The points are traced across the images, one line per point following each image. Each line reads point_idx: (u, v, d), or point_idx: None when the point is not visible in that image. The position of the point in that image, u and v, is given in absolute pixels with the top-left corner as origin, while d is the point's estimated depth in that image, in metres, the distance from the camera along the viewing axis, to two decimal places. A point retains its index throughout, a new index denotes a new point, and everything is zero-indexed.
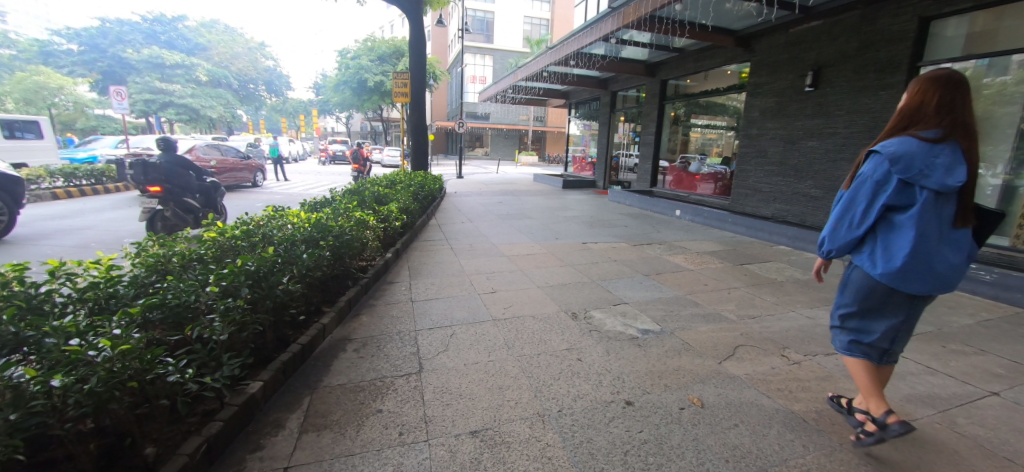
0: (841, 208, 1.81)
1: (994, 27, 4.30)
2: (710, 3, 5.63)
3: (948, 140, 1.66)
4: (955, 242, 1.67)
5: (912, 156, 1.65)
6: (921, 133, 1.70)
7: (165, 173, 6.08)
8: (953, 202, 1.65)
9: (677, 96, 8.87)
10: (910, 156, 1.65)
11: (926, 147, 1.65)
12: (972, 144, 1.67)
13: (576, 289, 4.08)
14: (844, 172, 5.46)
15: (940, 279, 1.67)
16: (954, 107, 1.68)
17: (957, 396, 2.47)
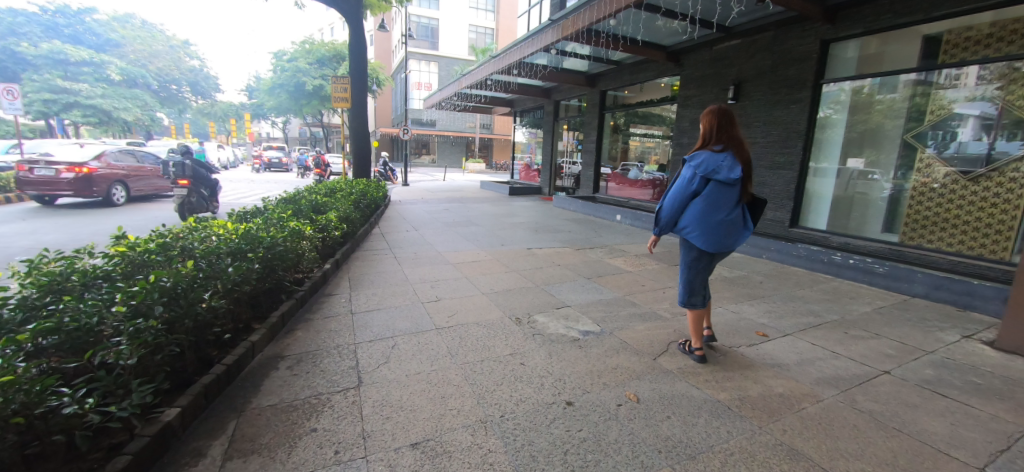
0: (681, 196, 2.74)
1: (880, 50, 4.93)
2: (642, 19, 5.98)
3: (729, 152, 2.73)
4: (736, 215, 2.71)
5: (711, 163, 2.70)
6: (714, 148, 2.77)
7: (192, 171, 8.51)
8: (733, 190, 2.72)
9: (616, 106, 9.29)
10: (705, 162, 2.71)
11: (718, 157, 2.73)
12: (741, 155, 2.77)
13: (520, 294, 4.13)
14: (763, 178, 5.98)
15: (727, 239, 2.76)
16: (730, 133, 2.79)
17: (856, 376, 2.77)
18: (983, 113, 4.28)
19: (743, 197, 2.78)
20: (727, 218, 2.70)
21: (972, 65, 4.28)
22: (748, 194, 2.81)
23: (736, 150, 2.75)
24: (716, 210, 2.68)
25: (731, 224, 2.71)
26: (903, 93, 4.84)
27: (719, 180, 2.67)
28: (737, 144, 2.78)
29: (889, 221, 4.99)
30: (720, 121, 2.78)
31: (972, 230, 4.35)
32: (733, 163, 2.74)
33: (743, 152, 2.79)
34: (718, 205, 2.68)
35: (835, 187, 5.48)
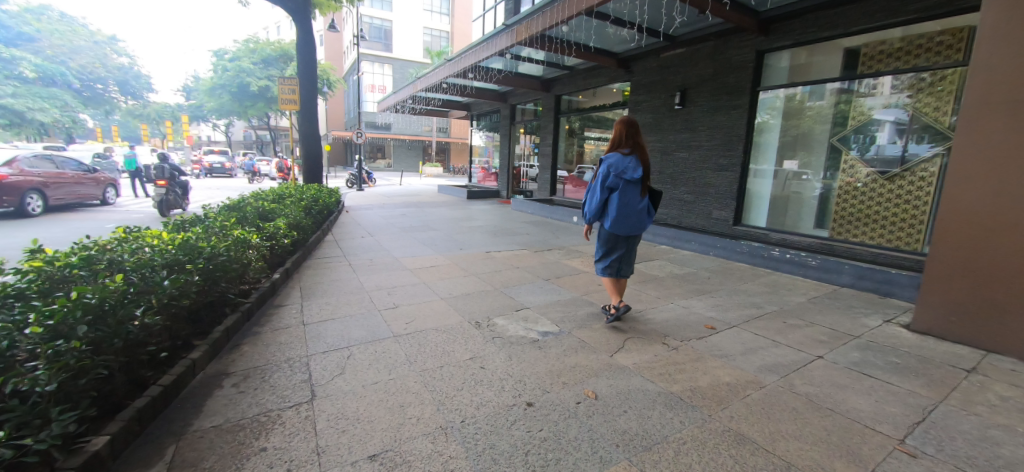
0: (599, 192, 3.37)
1: (808, 61, 5.36)
2: (593, 26, 6.17)
3: (635, 155, 3.39)
4: (643, 205, 3.36)
5: (620, 164, 3.36)
6: (623, 152, 3.42)
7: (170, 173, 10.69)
8: (639, 185, 3.38)
9: (571, 110, 9.52)
10: (616, 163, 3.37)
11: (625, 159, 3.38)
12: (644, 157, 3.43)
13: (479, 298, 4.12)
14: (708, 179, 6.33)
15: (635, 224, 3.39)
16: (635, 140, 3.47)
17: (794, 362, 2.98)
18: (896, 120, 4.71)
19: (649, 190, 3.45)
20: (637, 207, 3.35)
21: (886, 76, 4.72)
22: (650, 187, 3.47)
23: (640, 152, 3.44)
24: (628, 201, 3.33)
25: (641, 212, 3.36)
26: (829, 100, 5.26)
27: (628, 177, 3.33)
28: (642, 148, 3.47)
29: (820, 218, 5.41)
30: (627, 131, 3.47)
31: (890, 224, 4.79)
32: (639, 163, 3.42)
33: (646, 155, 3.50)
34: (629, 197, 3.33)
35: (772, 187, 5.87)
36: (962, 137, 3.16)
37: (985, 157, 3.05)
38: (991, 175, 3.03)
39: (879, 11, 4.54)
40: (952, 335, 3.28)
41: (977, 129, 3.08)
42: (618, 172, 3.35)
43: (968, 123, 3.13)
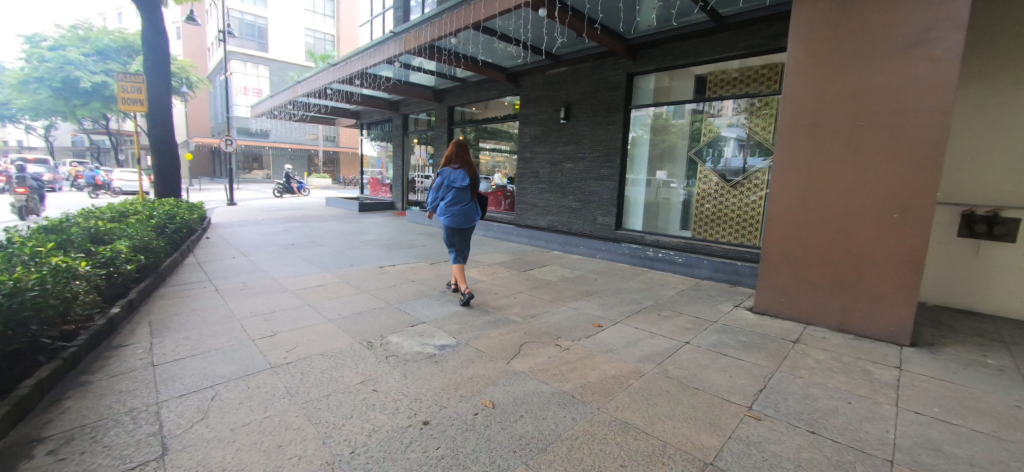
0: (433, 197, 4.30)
1: (668, 84, 6.13)
2: (481, 41, 6.33)
3: (463, 167, 4.39)
4: (470, 205, 4.28)
5: (449, 175, 4.33)
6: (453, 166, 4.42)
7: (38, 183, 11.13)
8: (467, 190, 4.33)
9: (465, 121, 9.58)
10: (448, 174, 4.33)
11: (454, 171, 4.37)
12: (471, 169, 4.41)
13: (370, 317, 3.88)
14: (592, 188, 6.87)
15: (464, 220, 4.29)
16: (464, 156, 4.49)
17: (667, 350, 3.35)
18: (739, 136, 5.55)
19: (477, 195, 4.40)
20: (465, 207, 4.27)
21: (727, 100, 5.57)
22: (478, 193, 4.42)
23: (468, 166, 4.42)
24: (460, 202, 4.26)
25: (470, 209, 4.31)
26: (687, 118, 6.01)
27: (458, 184, 4.29)
28: (469, 162, 4.49)
29: (684, 220, 6.12)
30: (456, 149, 4.47)
31: (736, 224, 5.62)
32: (467, 174, 4.41)
33: (474, 169, 4.46)
34: (459, 198, 4.27)
35: (645, 194, 6.54)
36: (780, 152, 3.87)
37: (796, 167, 3.78)
38: (800, 182, 3.77)
39: (718, 46, 5.44)
40: (781, 313, 3.98)
41: (789, 145, 3.81)
42: (449, 180, 4.31)
43: (783, 140, 3.84)
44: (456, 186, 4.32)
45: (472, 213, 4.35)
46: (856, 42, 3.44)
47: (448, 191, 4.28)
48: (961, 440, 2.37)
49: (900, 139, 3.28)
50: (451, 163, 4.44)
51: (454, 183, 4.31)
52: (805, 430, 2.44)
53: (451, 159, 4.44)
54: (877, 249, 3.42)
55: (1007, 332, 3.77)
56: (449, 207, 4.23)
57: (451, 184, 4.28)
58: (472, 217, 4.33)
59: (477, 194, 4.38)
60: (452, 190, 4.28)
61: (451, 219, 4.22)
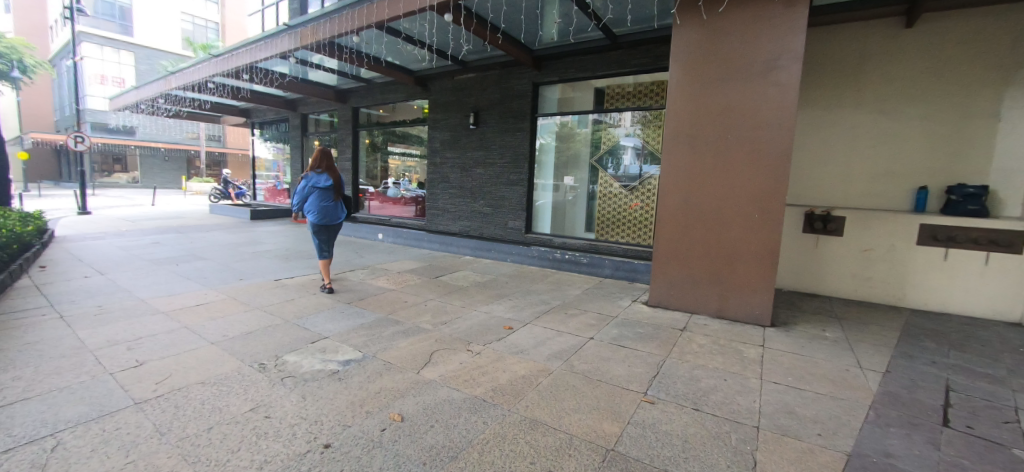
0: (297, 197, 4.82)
1: (571, 95, 6.49)
2: (385, 41, 6.13)
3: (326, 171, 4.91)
4: (332, 204, 4.87)
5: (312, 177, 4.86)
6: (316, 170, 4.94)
7: None
8: (329, 191, 4.88)
9: (372, 124, 9.18)
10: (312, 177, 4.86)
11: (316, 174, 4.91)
12: (333, 174, 4.97)
13: (262, 336, 3.51)
14: (503, 193, 7.01)
15: (327, 218, 4.87)
16: (329, 160, 5.01)
17: (573, 346, 3.53)
18: (635, 145, 6.04)
19: (339, 196, 4.97)
20: (328, 206, 4.86)
21: (623, 111, 6.06)
22: (341, 194, 5.01)
23: (331, 171, 4.97)
24: (323, 202, 4.83)
25: (334, 208, 4.88)
26: (590, 127, 6.40)
27: (320, 186, 4.82)
28: (334, 166, 5.03)
29: (588, 223, 6.49)
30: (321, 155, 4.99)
31: (633, 226, 6.11)
32: (331, 177, 4.95)
33: (337, 174, 5.02)
34: (323, 199, 4.83)
35: (552, 198, 6.85)
36: (666, 160, 4.29)
37: (678, 173, 4.24)
38: (683, 187, 4.22)
39: (613, 62, 5.91)
40: (671, 305, 4.42)
41: (673, 155, 4.25)
42: (313, 182, 4.84)
43: (668, 150, 4.27)
44: (319, 187, 4.86)
45: (336, 211, 4.93)
46: (723, 66, 3.97)
47: (312, 192, 4.83)
48: (806, 402, 2.85)
49: (758, 151, 3.86)
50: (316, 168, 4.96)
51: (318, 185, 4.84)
52: (690, 408, 2.74)
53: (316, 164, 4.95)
54: (744, 245, 3.97)
55: (837, 309, 4.63)
56: (313, 206, 4.78)
57: (314, 186, 4.82)
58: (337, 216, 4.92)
59: (340, 195, 4.95)
60: (314, 191, 4.83)
61: (316, 216, 4.79)
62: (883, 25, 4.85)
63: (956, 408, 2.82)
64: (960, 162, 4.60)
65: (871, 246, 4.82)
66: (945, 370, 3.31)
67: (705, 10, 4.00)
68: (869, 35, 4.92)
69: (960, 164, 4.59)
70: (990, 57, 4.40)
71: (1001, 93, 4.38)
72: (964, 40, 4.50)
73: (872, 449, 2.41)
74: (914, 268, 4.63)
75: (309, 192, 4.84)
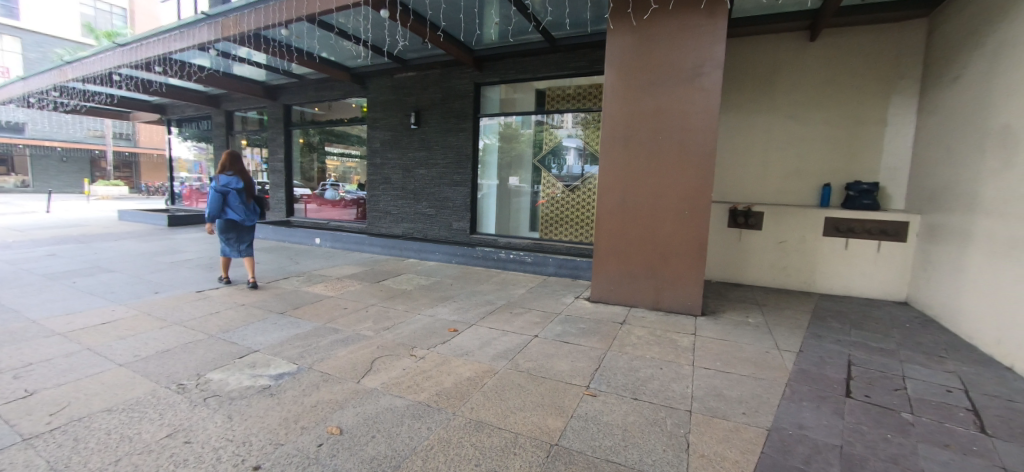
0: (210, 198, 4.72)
1: (513, 96, 6.54)
2: (317, 35, 5.84)
3: (238, 174, 4.88)
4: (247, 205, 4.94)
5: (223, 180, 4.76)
6: (227, 173, 4.87)
7: None
8: (242, 194, 4.90)
9: (306, 123, 8.71)
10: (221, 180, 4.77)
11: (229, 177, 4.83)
12: (246, 177, 4.96)
13: (180, 354, 3.20)
14: (446, 194, 6.93)
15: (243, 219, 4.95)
16: (240, 164, 4.99)
17: (518, 345, 3.56)
18: (577, 146, 6.20)
19: (252, 197, 5.01)
20: (242, 207, 4.89)
21: (564, 112, 6.20)
22: (254, 196, 5.05)
23: (243, 174, 4.95)
24: (237, 205, 4.84)
25: (248, 210, 4.95)
26: (532, 128, 6.48)
27: (233, 189, 4.80)
28: (245, 170, 5.02)
29: (532, 222, 6.58)
30: (231, 158, 4.93)
31: (575, 224, 6.28)
32: (242, 179, 4.94)
33: (249, 176, 5.02)
34: (236, 202, 4.82)
35: (497, 198, 6.88)
36: (603, 160, 4.44)
37: (616, 173, 4.40)
38: (619, 186, 4.40)
39: (552, 64, 6.05)
40: (611, 300, 4.59)
41: (610, 155, 4.41)
42: (225, 185, 4.78)
43: (605, 150, 4.43)
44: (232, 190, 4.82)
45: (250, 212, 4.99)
46: (653, 71, 4.18)
47: (225, 194, 4.78)
48: (732, 384, 3.08)
49: (687, 152, 4.11)
50: (225, 170, 4.88)
51: (229, 188, 4.80)
52: (629, 397, 2.86)
53: (225, 166, 4.87)
54: (676, 240, 4.22)
55: (758, 297, 5.06)
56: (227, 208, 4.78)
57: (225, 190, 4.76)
58: (249, 217, 4.98)
59: (253, 197, 5.00)
60: (228, 194, 4.79)
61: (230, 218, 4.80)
62: (790, 38, 5.36)
63: (855, 380, 3.18)
64: (856, 161, 5.18)
65: (785, 238, 5.30)
66: (846, 347, 3.72)
67: (635, 17, 4.19)
68: (779, 47, 5.42)
69: (856, 163, 5.18)
70: (876, 69, 5.01)
71: (886, 101, 5.00)
72: (855, 53, 5.08)
73: (788, 422, 2.65)
74: (821, 256, 5.16)
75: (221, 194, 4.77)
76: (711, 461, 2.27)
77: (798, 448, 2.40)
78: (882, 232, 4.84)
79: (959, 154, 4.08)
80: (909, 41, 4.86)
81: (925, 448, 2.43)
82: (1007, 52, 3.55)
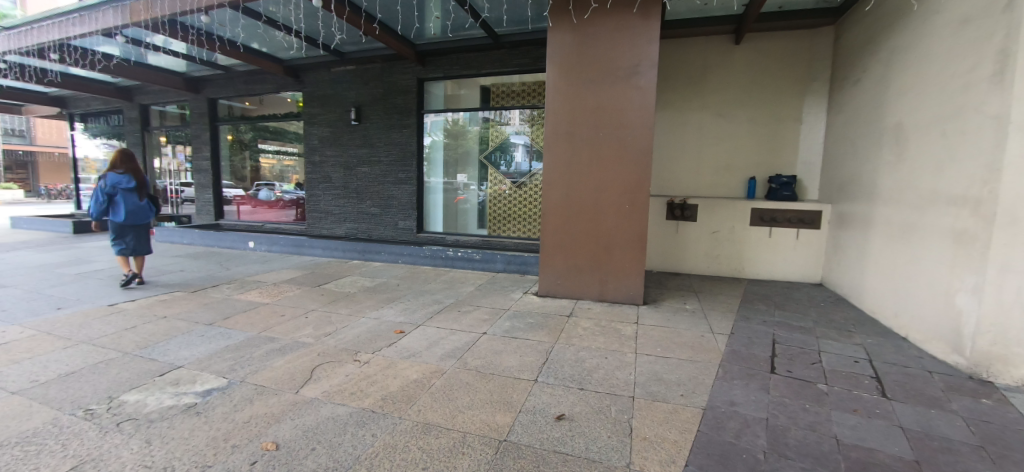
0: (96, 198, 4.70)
1: (457, 92, 6.46)
2: (243, 23, 5.44)
3: (128, 173, 4.84)
4: (139, 205, 4.92)
5: (110, 179, 4.73)
6: (116, 172, 4.82)
7: None
8: (134, 193, 4.87)
9: (235, 118, 8.10)
10: (109, 178, 4.72)
11: (116, 176, 4.79)
12: (136, 175, 4.93)
13: (89, 376, 2.87)
14: (391, 193, 6.74)
15: (136, 219, 4.92)
16: (131, 162, 4.96)
17: (466, 343, 3.54)
18: (524, 143, 6.24)
19: (145, 196, 4.99)
20: (134, 207, 4.88)
21: (509, 109, 6.21)
22: (148, 195, 5.04)
23: (134, 172, 4.92)
24: (127, 204, 4.82)
25: (140, 209, 4.93)
26: (479, 125, 6.44)
27: (123, 188, 4.77)
28: (137, 168, 4.99)
29: (480, 219, 6.56)
30: (121, 157, 4.90)
31: (523, 220, 6.33)
32: (134, 178, 4.91)
33: (142, 174, 4.99)
34: (128, 200, 4.82)
35: (443, 196, 6.78)
36: (547, 156, 4.50)
37: (559, 169, 4.48)
38: (563, 181, 4.48)
39: (496, 61, 6.04)
40: (559, 293, 4.68)
41: (553, 151, 4.48)
42: (114, 184, 4.75)
43: (549, 146, 4.48)
44: (121, 189, 4.79)
45: (144, 211, 4.99)
46: (593, 69, 4.29)
47: (113, 194, 4.75)
48: (671, 368, 3.25)
49: (626, 148, 4.26)
50: (115, 169, 4.84)
51: (117, 188, 4.77)
52: (576, 388, 2.94)
53: (115, 165, 4.84)
54: (618, 233, 4.37)
55: (695, 284, 5.37)
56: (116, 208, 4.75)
57: (114, 188, 4.74)
58: (142, 215, 4.96)
59: (146, 195, 4.98)
60: (116, 194, 4.76)
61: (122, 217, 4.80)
62: (718, 40, 5.70)
63: (779, 357, 3.46)
64: (777, 156, 5.62)
65: (717, 228, 5.65)
66: (770, 327, 4.05)
67: (574, 15, 4.27)
68: (708, 48, 5.74)
69: (777, 158, 5.62)
70: (792, 71, 5.45)
71: (801, 100, 5.46)
72: (775, 56, 5.50)
73: (721, 400, 2.83)
74: (749, 245, 5.56)
75: (110, 193, 4.75)
76: (652, 443, 2.37)
77: (730, 423, 2.58)
78: (800, 221, 5.31)
79: (861, 149, 4.54)
80: (819, 46, 5.33)
81: (837, 414, 2.69)
82: (898, 58, 4.00)
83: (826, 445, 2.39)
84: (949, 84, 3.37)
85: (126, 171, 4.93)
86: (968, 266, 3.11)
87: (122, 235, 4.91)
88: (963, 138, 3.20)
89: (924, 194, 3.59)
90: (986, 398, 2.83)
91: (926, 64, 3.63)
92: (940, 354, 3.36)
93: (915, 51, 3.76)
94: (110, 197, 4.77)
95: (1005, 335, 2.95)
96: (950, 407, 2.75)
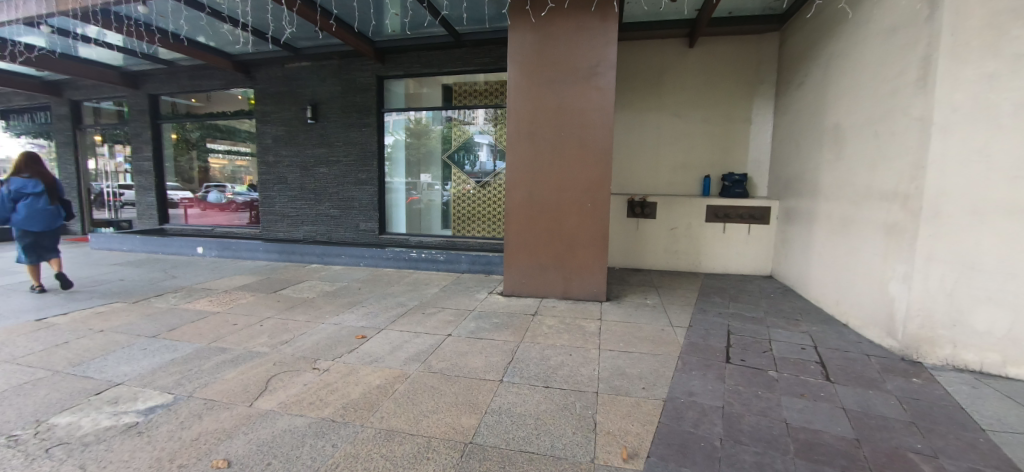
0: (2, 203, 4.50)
1: (418, 91, 6.36)
2: (186, 15, 5.12)
3: (34, 176, 4.60)
4: (47, 209, 4.68)
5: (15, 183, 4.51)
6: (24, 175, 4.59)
7: None
8: (42, 197, 4.63)
9: (180, 116, 7.61)
10: (15, 182, 4.52)
11: (22, 179, 4.56)
12: (46, 179, 4.68)
13: (12, 399, 2.62)
14: (351, 193, 6.55)
15: (44, 224, 4.68)
16: (38, 165, 4.69)
17: (430, 346, 3.50)
18: (488, 142, 6.22)
19: (54, 201, 4.74)
20: (44, 211, 4.65)
21: (472, 108, 6.17)
22: (58, 199, 4.78)
23: (42, 176, 4.66)
24: (35, 208, 4.59)
25: (49, 214, 4.69)
26: (442, 124, 6.37)
27: (28, 192, 4.54)
28: (45, 171, 4.72)
29: (444, 220, 6.49)
30: (28, 160, 4.65)
31: (487, 220, 6.31)
32: (43, 181, 4.67)
33: (51, 177, 4.74)
34: (35, 203, 4.59)
35: (406, 196, 6.66)
36: (510, 155, 4.50)
37: (522, 168, 4.49)
38: (526, 181, 4.49)
39: (457, 59, 5.98)
40: (524, 292, 4.70)
41: (515, 151, 4.48)
42: (18, 188, 4.52)
43: (511, 145, 4.49)
44: (28, 193, 4.57)
45: (53, 215, 4.75)
46: (552, 68, 4.32)
47: (18, 198, 4.54)
48: (632, 362, 3.33)
49: (587, 147, 4.33)
50: (21, 172, 4.61)
51: (23, 191, 4.54)
52: (541, 386, 2.96)
53: (21, 169, 4.60)
54: (580, 231, 4.44)
55: (655, 279, 5.54)
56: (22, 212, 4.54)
57: (20, 192, 4.52)
58: (50, 220, 4.71)
59: (55, 199, 4.73)
60: (23, 198, 4.54)
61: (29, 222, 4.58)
62: (673, 43, 5.89)
63: (733, 347, 3.63)
64: (729, 155, 5.88)
65: (675, 225, 5.85)
66: (725, 318, 4.23)
67: (533, 15, 4.28)
68: (664, 50, 5.92)
69: (729, 157, 5.88)
70: (742, 74, 5.72)
71: (750, 102, 5.74)
72: (725, 59, 5.74)
73: (680, 391, 2.94)
74: (705, 240, 5.80)
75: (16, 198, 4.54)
76: (616, 437, 2.43)
77: (689, 413, 2.67)
78: (751, 217, 5.59)
79: (805, 148, 4.82)
80: (765, 51, 5.62)
81: (786, 399, 2.85)
82: (836, 63, 4.27)
83: (777, 430, 2.53)
84: (879, 88, 3.64)
85: (34, 174, 4.67)
86: (898, 256, 3.37)
87: (31, 240, 4.67)
88: (892, 138, 3.46)
89: (860, 190, 3.86)
90: (916, 378, 3.07)
91: (859, 69, 3.90)
92: (876, 339, 3.63)
93: (850, 57, 4.03)
94: (16, 202, 4.56)
95: (931, 318, 3.22)
96: (884, 387, 2.97)
